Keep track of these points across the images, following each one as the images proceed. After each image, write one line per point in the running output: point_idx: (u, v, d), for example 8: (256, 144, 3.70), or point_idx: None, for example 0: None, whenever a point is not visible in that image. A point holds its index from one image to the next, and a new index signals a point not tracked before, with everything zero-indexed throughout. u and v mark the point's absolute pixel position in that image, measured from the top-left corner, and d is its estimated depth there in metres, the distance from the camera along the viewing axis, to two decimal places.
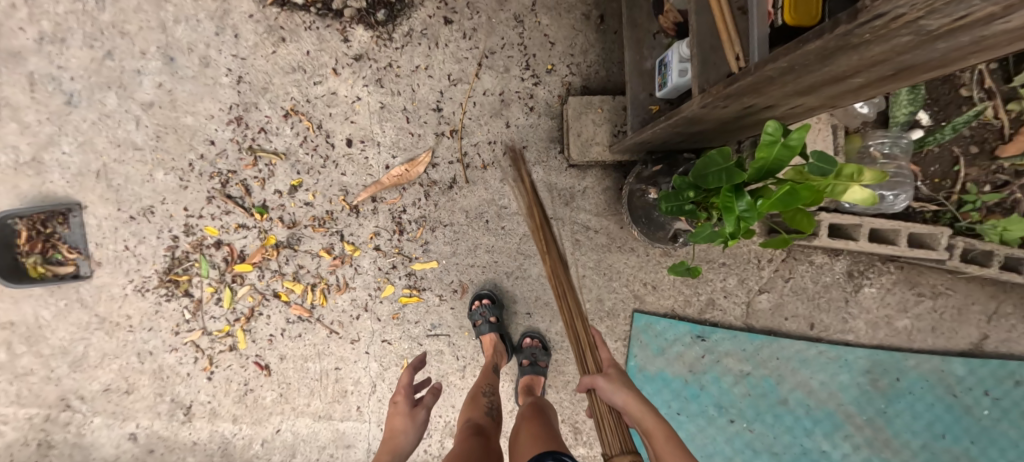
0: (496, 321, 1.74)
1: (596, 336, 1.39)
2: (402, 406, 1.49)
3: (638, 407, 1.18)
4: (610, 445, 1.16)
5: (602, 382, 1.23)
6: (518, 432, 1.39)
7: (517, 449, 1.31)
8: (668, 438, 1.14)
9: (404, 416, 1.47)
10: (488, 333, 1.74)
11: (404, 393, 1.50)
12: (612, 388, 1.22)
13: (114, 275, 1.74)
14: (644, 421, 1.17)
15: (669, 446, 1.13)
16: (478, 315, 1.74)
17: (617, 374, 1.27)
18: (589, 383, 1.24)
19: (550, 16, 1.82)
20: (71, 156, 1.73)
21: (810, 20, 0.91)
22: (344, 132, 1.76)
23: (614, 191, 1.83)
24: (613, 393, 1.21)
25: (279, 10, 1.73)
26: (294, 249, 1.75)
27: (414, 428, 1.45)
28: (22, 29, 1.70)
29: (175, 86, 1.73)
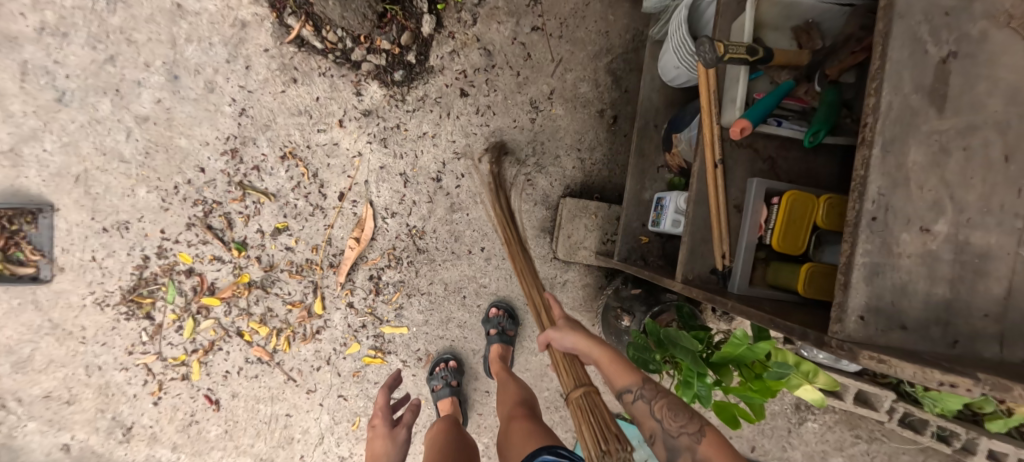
0: (456, 384, 1.76)
1: (550, 293, 1.46)
2: (382, 428, 1.52)
3: (588, 344, 1.21)
4: (569, 385, 1.29)
5: (553, 333, 1.27)
6: (510, 430, 1.33)
7: (511, 445, 1.27)
8: (617, 365, 1.14)
9: (385, 438, 1.49)
10: (448, 397, 1.74)
11: (382, 415, 1.53)
12: (561, 335, 1.26)
13: (76, 284, 1.69)
14: (595, 353, 1.19)
15: (619, 371, 1.12)
16: (439, 378, 1.76)
17: (566, 322, 1.32)
18: (542, 338, 1.30)
19: (565, 107, 1.83)
20: (52, 155, 1.67)
21: (795, 248, 0.95)
22: (339, 185, 1.74)
23: (594, 288, 1.87)
24: (564, 339, 1.26)
25: (296, 50, 1.70)
26: (265, 291, 1.74)
27: (395, 450, 1.46)
28: (23, 15, 1.63)
29: (175, 106, 1.68)
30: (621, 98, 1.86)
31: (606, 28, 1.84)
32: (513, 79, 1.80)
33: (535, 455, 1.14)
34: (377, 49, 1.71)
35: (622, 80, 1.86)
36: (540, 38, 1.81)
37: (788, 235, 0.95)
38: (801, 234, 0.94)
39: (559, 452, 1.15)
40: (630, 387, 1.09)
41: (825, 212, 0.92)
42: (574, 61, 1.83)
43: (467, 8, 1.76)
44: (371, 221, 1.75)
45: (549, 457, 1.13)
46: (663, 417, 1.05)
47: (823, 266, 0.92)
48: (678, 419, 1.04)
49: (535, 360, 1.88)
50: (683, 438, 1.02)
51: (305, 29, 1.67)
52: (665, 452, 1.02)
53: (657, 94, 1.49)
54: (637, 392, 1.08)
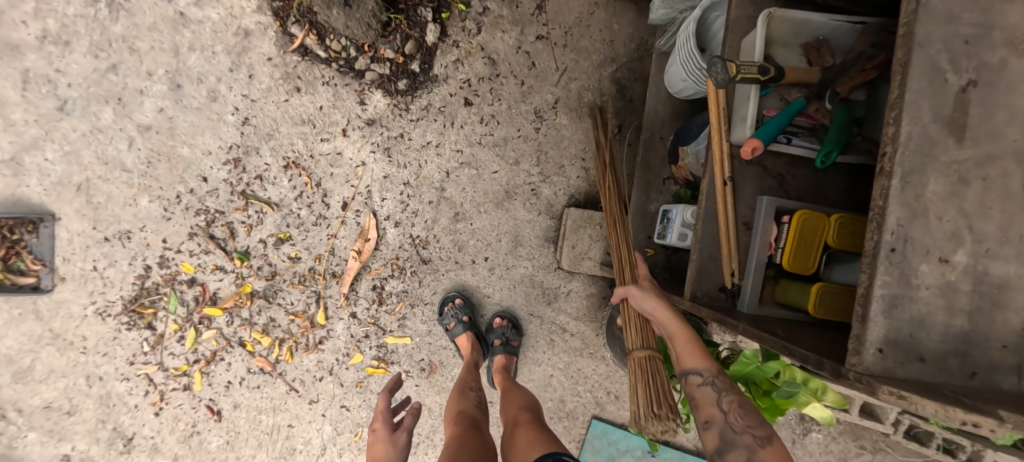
0: (469, 321, 1.75)
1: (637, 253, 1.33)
2: (382, 432, 1.42)
3: (665, 314, 1.14)
4: (632, 342, 1.29)
5: (631, 289, 1.21)
6: (515, 435, 1.33)
7: (516, 451, 1.26)
8: (694, 345, 1.06)
9: (385, 443, 1.39)
10: (463, 334, 1.73)
11: (382, 418, 1.43)
12: (642, 296, 1.19)
13: (76, 293, 1.68)
14: (670, 326, 1.12)
15: (691, 353, 1.05)
16: (450, 317, 1.74)
17: (651, 284, 1.25)
18: (619, 293, 1.23)
19: (569, 116, 1.83)
20: (53, 164, 1.66)
21: (805, 268, 0.94)
22: (342, 194, 1.73)
23: (598, 298, 1.87)
24: (642, 303, 1.19)
25: (299, 59, 1.69)
26: (268, 301, 1.73)
27: (395, 453, 1.37)
28: (25, 23, 1.62)
29: (177, 115, 1.67)
30: (625, 107, 1.86)
31: (611, 37, 1.83)
32: (517, 88, 1.79)
33: None
34: (381, 58, 1.70)
35: (626, 90, 1.85)
36: (544, 47, 1.80)
37: (798, 254, 0.94)
38: (812, 253, 0.93)
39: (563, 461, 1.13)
40: (699, 371, 1.01)
41: (836, 231, 0.92)
42: (578, 70, 1.82)
43: (471, 17, 1.75)
44: (374, 230, 1.75)
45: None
46: (727, 409, 0.96)
47: (833, 286, 0.91)
48: (746, 418, 0.94)
49: (539, 370, 1.87)
50: (746, 436, 0.92)
51: (308, 38, 1.66)
52: (718, 442, 0.93)
53: (663, 105, 1.48)
54: (706, 378, 1.00)
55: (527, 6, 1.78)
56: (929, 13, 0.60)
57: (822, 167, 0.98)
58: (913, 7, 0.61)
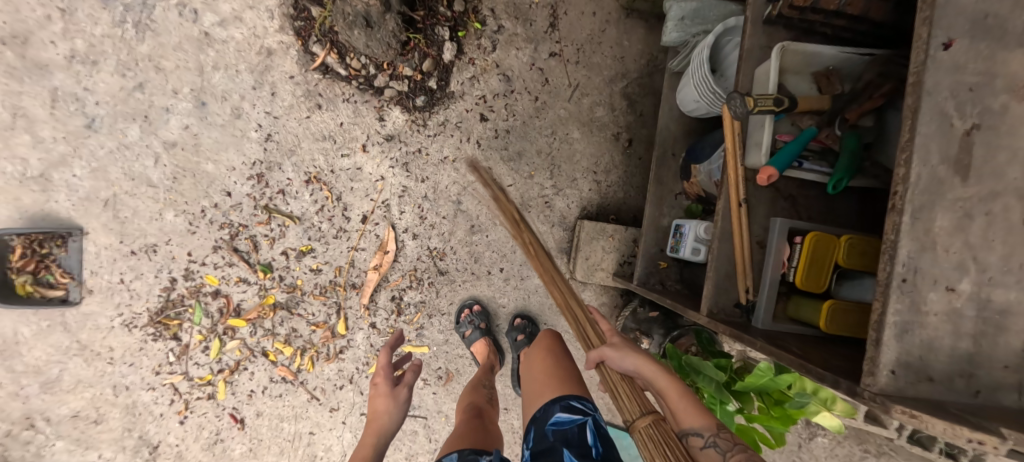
0: (485, 327, 1.80)
1: (600, 315, 1.21)
2: (383, 387, 1.50)
3: (649, 366, 1.06)
4: (631, 411, 1.00)
5: (609, 351, 1.08)
6: (531, 372, 1.32)
7: (528, 393, 1.26)
8: (682, 396, 1.02)
9: (387, 397, 1.48)
10: (479, 340, 1.79)
11: (383, 374, 1.49)
12: (621, 355, 1.08)
13: (104, 306, 1.73)
14: (658, 381, 1.05)
15: (687, 410, 1.00)
16: (467, 324, 1.81)
17: (620, 337, 1.14)
18: (594, 355, 1.08)
19: (581, 131, 1.88)
20: (81, 180, 1.70)
21: (816, 285, 0.99)
22: (362, 207, 1.78)
23: (609, 307, 1.92)
24: (624, 360, 1.07)
25: (321, 77, 1.74)
26: (290, 312, 1.77)
27: (397, 407, 1.46)
28: (54, 43, 1.67)
29: (202, 131, 1.72)
30: (635, 122, 1.91)
31: (622, 53, 1.89)
32: (531, 104, 1.85)
33: (548, 413, 1.13)
34: (399, 76, 1.76)
35: (636, 105, 1.91)
36: (557, 64, 1.86)
37: (810, 272, 0.99)
38: (822, 271, 0.99)
39: (571, 405, 1.13)
40: (699, 431, 0.96)
41: (847, 251, 0.97)
42: (590, 86, 1.88)
43: (486, 35, 1.81)
44: (393, 243, 1.80)
45: (562, 414, 1.11)
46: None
47: (843, 303, 0.97)
48: None
49: None
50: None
51: (330, 56, 1.72)
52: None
53: (675, 123, 1.54)
54: (709, 438, 0.94)
55: (540, 24, 1.84)
56: (937, 63, 0.65)
57: (833, 192, 1.04)
58: (923, 57, 0.65)
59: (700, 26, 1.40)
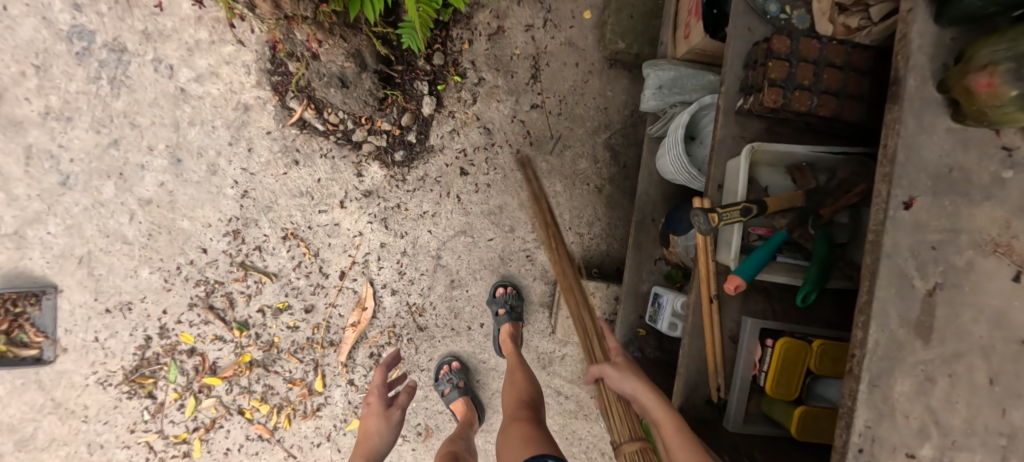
0: (463, 385, 1.77)
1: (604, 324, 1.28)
2: (376, 407, 1.54)
3: (648, 395, 1.04)
4: (619, 433, 1.11)
5: (610, 370, 1.12)
6: (508, 432, 1.35)
7: (507, 447, 1.29)
8: (681, 429, 0.97)
9: (379, 417, 1.51)
10: (458, 399, 1.75)
11: (378, 394, 1.55)
12: (620, 377, 1.11)
13: (78, 364, 1.71)
14: (653, 410, 1.02)
15: (679, 445, 0.95)
16: (446, 382, 1.77)
17: (625, 361, 1.17)
18: (594, 371, 1.14)
19: (563, 183, 1.85)
20: (56, 237, 1.68)
21: (786, 392, 0.95)
22: (339, 264, 1.76)
23: (592, 361, 1.90)
24: (621, 382, 1.10)
25: (298, 131, 1.72)
26: (266, 369, 1.75)
27: (388, 430, 1.49)
28: (28, 100, 1.65)
29: (177, 188, 1.70)
30: (619, 174, 1.88)
31: (605, 104, 1.85)
32: (512, 157, 1.82)
33: None
34: (378, 130, 1.73)
35: (620, 156, 1.87)
36: (539, 115, 1.83)
37: (781, 378, 0.95)
38: (794, 378, 0.95)
39: None
40: None
41: (818, 358, 0.94)
42: (573, 137, 1.85)
43: (467, 87, 1.78)
44: (371, 299, 1.78)
45: None
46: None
47: (816, 411, 0.92)
48: None
49: None
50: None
51: (307, 111, 1.69)
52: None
53: (655, 187, 1.51)
54: None
55: (522, 76, 1.81)
56: (897, 223, 0.70)
57: (803, 301, 0.97)
58: (883, 216, 0.71)
59: (677, 95, 1.36)
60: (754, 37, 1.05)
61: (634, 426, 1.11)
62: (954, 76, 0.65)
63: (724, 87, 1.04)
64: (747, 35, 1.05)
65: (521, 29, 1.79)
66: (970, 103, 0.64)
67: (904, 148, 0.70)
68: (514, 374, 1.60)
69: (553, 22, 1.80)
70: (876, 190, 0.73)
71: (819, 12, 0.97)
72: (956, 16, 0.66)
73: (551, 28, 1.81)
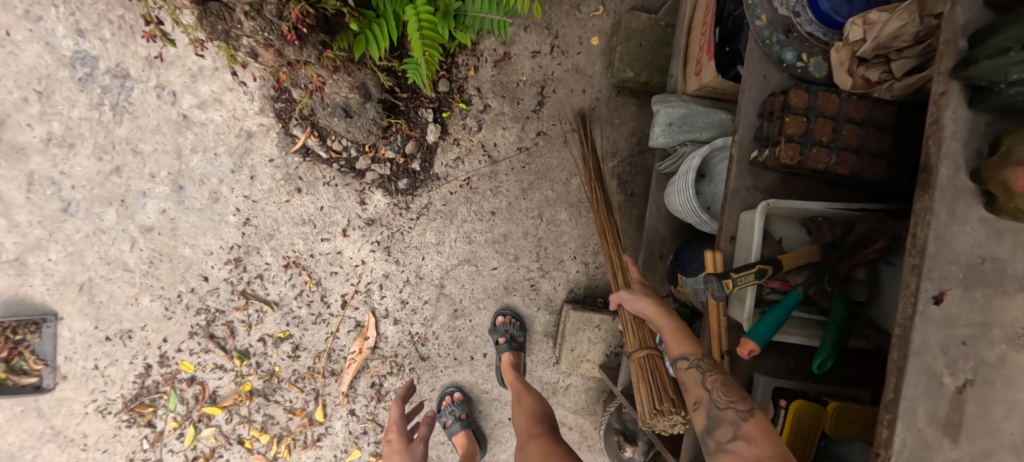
0: (466, 418, 1.74)
1: (627, 258, 1.37)
2: (397, 444, 1.53)
3: (655, 310, 1.09)
4: (632, 344, 1.24)
5: (624, 294, 1.14)
6: (526, 448, 1.31)
7: None
8: (678, 332, 1.03)
9: (402, 453, 1.52)
10: (460, 432, 1.72)
11: (397, 431, 1.54)
12: (633, 298, 1.12)
13: (77, 392, 1.69)
14: (658, 321, 1.08)
15: (677, 338, 1.01)
16: (447, 414, 1.74)
17: (644, 283, 1.18)
18: (612, 296, 1.18)
19: (569, 211, 1.82)
20: (56, 264, 1.67)
21: (801, 454, 0.92)
22: (341, 292, 1.74)
23: (596, 392, 1.88)
24: (635, 303, 1.12)
25: (301, 159, 1.69)
26: (266, 399, 1.73)
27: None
28: (31, 126, 1.63)
29: (179, 216, 1.69)
30: (626, 202, 1.85)
31: (612, 132, 1.82)
32: (517, 185, 1.79)
33: None
34: (381, 159, 1.71)
35: (627, 184, 1.84)
36: (545, 143, 1.80)
37: (796, 441, 0.91)
38: (809, 441, 0.91)
39: None
40: (686, 355, 0.99)
41: (836, 422, 0.88)
42: (579, 166, 1.82)
43: (472, 114, 1.75)
44: (373, 329, 1.75)
45: None
46: (713, 389, 0.92)
47: None
48: (730, 395, 0.91)
49: None
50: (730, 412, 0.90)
51: (310, 139, 1.67)
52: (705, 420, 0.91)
53: (663, 223, 1.47)
54: (692, 361, 0.97)
55: (528, 103, 1.78)
56: (926, 317, 0.66)
57: (819, 368, 0.92)
58: (912, 311, 0.67)
59: (688, 133, 1.33)
60: (770, 85, 1.02)
61: (645, 339, 1.23)
62: (993, 164, 0.61)
63: (738, 136, 1.02)
64: (762, 83, 1.02)
65: (528, 55, 1.76)
66: (1007, 197, 0.60)
67: (935, 240, 0.66)
68: (521, 389, 1.58)
69: (560, 48, 1.77)
70: (903, 281, 0.69)
71: (836, 61, 0.92)
72: (992, 107, 0.62)
73: (558, 54, 1.78)
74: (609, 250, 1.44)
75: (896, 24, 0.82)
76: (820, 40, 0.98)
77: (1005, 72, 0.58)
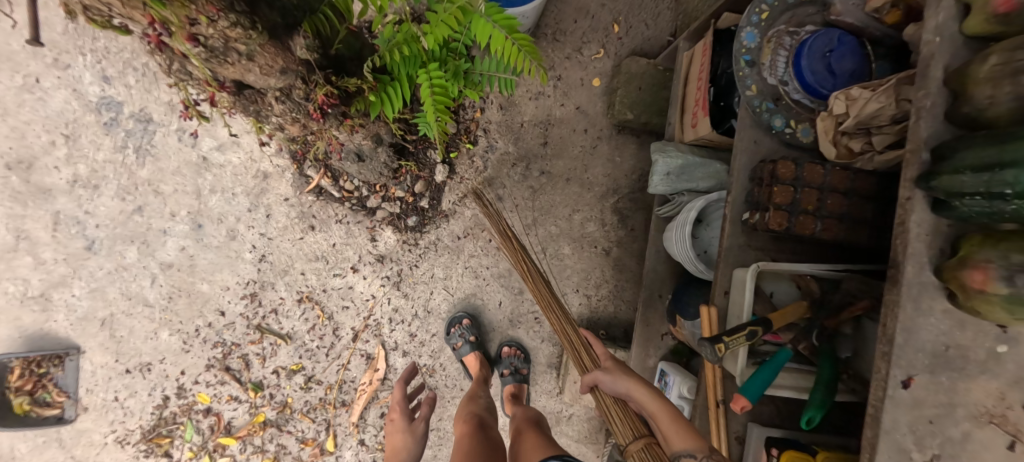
0: (476, 340, 1.78)
1: (586, 335, 1.37)
2: (400, 422, 1.48)
3: (638, 388, 1.10)
4: (622, 436, 1.15)
5: (601, 374, 1.16)
6: (521, 444, 1.29)
7: (522, 451, 1.26)
8: (677, 421, 1.01)
9: (404, 432, 1.45)
10: (471, 353, 1.77)
11: (400, 409, 1.49)
12: (611, 379, 1.15)
13: (98, 422, 1.76)
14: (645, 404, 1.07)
15: (676, 432, 1.00)
16: (457, 337, 1.78)
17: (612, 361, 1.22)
18: (587, 378, 1.19)
19: (572, 246, 1.88)
20: (80, 300, 1.74)
21: None
22: (352, 325, 1.81)
23: (598, 421, 1.94)
24: (614, 383, 1.14)
25: (315, 198, 1.77)
26: (279, 429, 1.81)
27: (415, 443, 1.43)
28: (57, 169, 1.70)
29: (198, 253, 1.76)
30: (627, 237, 1.91)
31: (613, 170, 1.89)
32: (522, 221, 1.85)
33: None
34: (391, 197, 1.78)
35: (628, 219, 1.91)
36: (549, 181, 1.86)
37: None
38: None
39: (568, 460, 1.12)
40: (689, 452, 0.96)
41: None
42: (582, 202, 1.88)
43: (478, 154, 1.82)
44: (383, 361, 1.82)
45: None
46: None
47: None
48: None
49: None
50: None
51: (324, 180, 1.74)
52: None
53: (662, 264, 1.53)
54: (701, 461, 0.95)
55: (532, 142, 1.85)
56: None
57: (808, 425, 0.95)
58: None
59: (685, 183, 1.41)
60: (760, 150, 1.09)
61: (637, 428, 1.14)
62: (950, 267, 0.76)
63: (730, 198, 1.09)
64: (753, 148, 1.09)
65: (532, 96, 1.83)
66: (965, 296, 0.75)
67: None
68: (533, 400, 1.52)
69: (563, 89, 1.85)
70: None
71: (822, 130, 0.98)
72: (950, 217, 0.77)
73: (561, 95, 1.85)
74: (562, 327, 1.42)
75: (875, 105, 0.89)
76: (807, 107, 1.05)
77: (958, 186, 0.72)
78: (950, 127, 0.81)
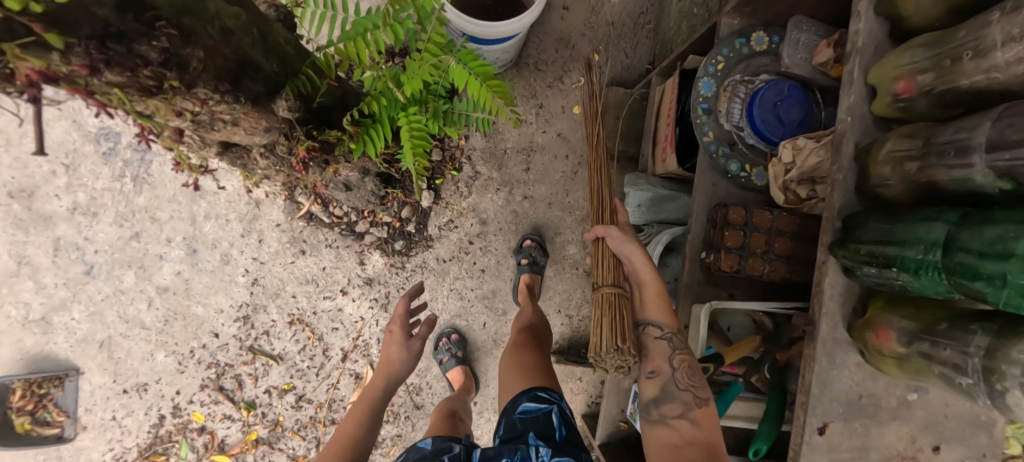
0: (461, 356, 1.85)
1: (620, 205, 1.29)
2: (397, 336, 1.55)
3: (642, 263, 1.13)
4: (602, 277, 1.18)
5: (615, 232, 1.15)
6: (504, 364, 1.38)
7: (504, 376, 1.34)
8: (661, 299, 1.11)
9: (399, 344, 1.53)
10: (454, 368, 1.83)
11: (400, 322, 1.56)
12: (621, 241, 1.15)
13: (96, 441, 1.83)
14: (642, 273, 1.13)
15: (657, 304, 1.10)
16: (444, 351, 1.85)
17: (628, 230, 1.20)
18: (598, 230, 1.17)
19: (554, 268, 1.95)
20: (80, 323, 1.81)
21: None
22: (342, 346, 1.88)
23: None
24: (622, 245, 1.15)
25: (305, 224, 1.83)
26: (270, 446, 1.87)
27: (409, 358, 1.52)
28: (58, 197, 1.77)
29: (193, 277, 1.83)
30: None
31: None
32: (506, 244, 1.92)
33: (518, 402, 1.19)
34: (379, 222, 1.85)
35: None
36: (531, 205, 1.93)
37: None
38: None
39: (540, 395, 1.19)
40: (660, 324, 1.09)
41: None
42: (564, 226, 1.95)
43: (463, 180, 1.89)
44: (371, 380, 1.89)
45: (529, 403, 1.17)
46: (677, 366, 1.05)
47: None
48: (692, 378, 1.03)
49: None
50: (687, 393, 1.03)
51: (314, 206, 1.81)
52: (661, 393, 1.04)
53: None
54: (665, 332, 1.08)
55: (515, 168, 1.92)
56: None
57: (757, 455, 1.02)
58: None
59: (655, 214, 1.48)
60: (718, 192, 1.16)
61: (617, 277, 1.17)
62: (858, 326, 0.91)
63: (691, 236, 1.15)
64: (712, 190, 1.16)
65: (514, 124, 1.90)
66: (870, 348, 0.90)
67: None
68: (521, 337, 1.50)
69: (544, 116, 1.92)
70: None
71: (773, 175, 1.05)
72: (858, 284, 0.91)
73: (543, 122, 1.92)
74: (597, 180, 1.35)
75: (814, 160, 1.00)
76: (761, 151, 1.12)
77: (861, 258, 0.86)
78: (877, 188, 0.89)
